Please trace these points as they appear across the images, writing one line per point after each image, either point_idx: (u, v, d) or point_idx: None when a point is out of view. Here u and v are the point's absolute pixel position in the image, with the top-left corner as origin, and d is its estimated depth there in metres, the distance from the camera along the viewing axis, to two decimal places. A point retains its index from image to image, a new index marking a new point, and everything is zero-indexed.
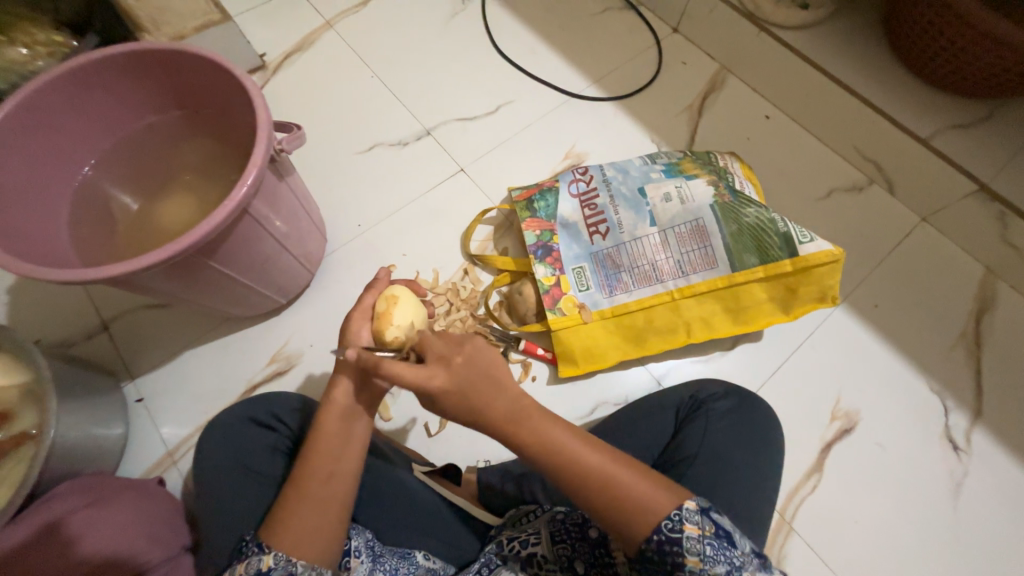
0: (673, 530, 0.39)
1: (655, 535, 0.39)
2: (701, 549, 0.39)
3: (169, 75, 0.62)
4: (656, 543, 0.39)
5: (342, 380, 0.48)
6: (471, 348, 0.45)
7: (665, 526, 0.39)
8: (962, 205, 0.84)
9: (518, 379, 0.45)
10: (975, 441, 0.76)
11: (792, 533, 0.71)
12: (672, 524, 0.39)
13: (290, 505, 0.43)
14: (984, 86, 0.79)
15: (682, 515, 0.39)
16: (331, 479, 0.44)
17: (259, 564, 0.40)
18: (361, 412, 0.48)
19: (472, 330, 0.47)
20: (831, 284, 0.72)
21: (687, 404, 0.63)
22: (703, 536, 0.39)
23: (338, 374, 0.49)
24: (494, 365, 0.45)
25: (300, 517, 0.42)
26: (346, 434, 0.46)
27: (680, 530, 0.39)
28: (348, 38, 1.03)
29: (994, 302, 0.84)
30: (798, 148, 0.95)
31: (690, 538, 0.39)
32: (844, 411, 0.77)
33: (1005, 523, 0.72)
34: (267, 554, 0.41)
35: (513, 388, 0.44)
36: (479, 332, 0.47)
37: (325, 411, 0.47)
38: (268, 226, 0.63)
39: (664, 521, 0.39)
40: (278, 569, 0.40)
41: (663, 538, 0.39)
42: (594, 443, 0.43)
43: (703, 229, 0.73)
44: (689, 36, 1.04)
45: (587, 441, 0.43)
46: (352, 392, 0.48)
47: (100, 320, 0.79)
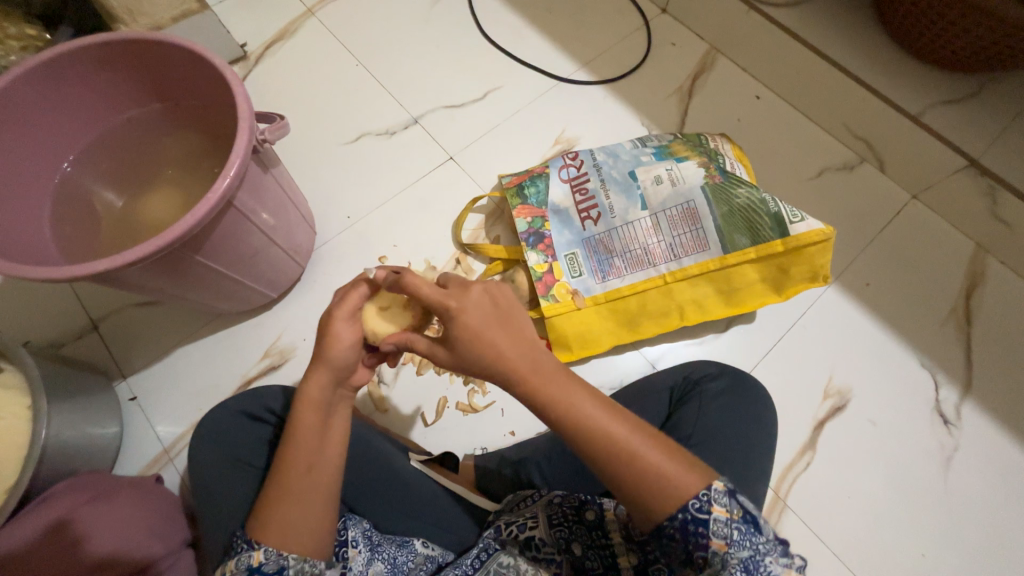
0: (700, 511, 0.39)
1: (681, 513, 0.39)
2: (727, 533, 0.39)
3: (146, 66, 0.61)
4: (680, 522, 0.39)
5: (314, 375, 0.46)
6: (465, 323, 0.43)
7: (692, 506, 0.39)
8: (952, 181, 0.84)
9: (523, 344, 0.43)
10: (965, 414, 0.77)
11: (786, 510, 0.72)
12: (701, 505, 0.39)
13: (275, 499, 0.43)
14: (974, 61, 0.78)
15: (712, 496, 0.39)
16: (311, 471, 0.43)
17: (249, 560, 0.41)
18: (337, 406, 0.47)
19: (459, 302, 0.44)
20: (822, 264, 0.72)
21: (681, 386, 0.63)
22: (730, 520, 0.39)
23: (310, 368, 0.47)
24: (492, 336, 0.43)
25: (285, 516, 0.42)
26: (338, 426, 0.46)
27: (708, 512, 0.39)
28: (331, 25, 1.01)
29: (983, 277, 0.85)
30: (789, 128, 0.95)
31: (718, 521, 0.39)
32: (836, 389, 0.78)
33: (993, 493, 0.73)
34: (255, 550, 0.41)
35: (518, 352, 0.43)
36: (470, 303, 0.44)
37: (299, 406, 0.45)
38: (255, 219, 0.62)
39: (692, 501, 0.39)
40: (269, 563, 0.41)
41: (689, 518, 0.39)
42: (610, 406, 0.43)
43: (694, 211, 0.73)
44: (678, 17, 1.02)
45: (602, 405, 0.42)
46: (329, 386, 0.46)
47: (89, 319, 0.78)
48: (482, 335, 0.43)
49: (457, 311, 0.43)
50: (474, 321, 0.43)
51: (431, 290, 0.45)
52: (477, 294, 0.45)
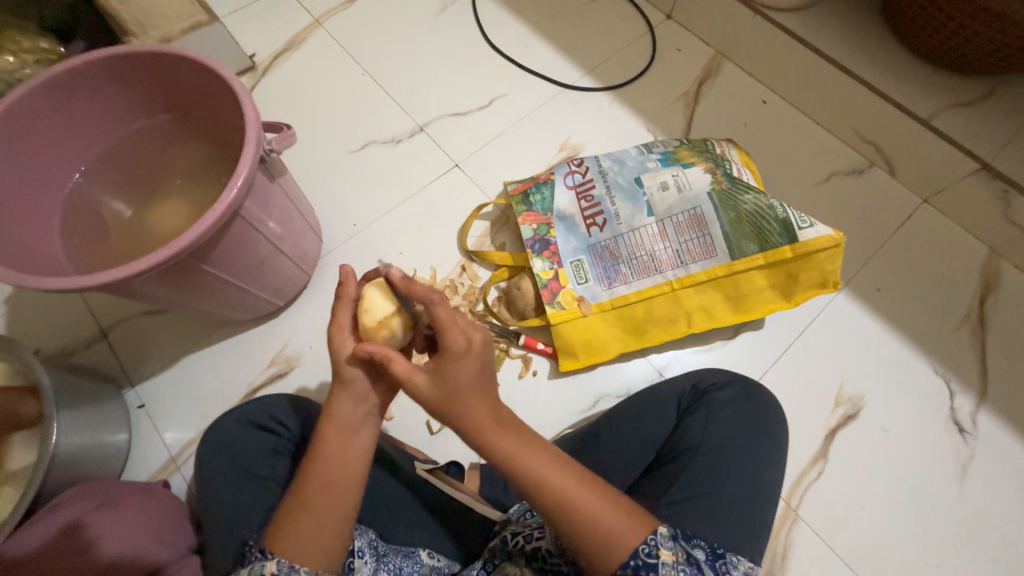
0: (649, 555, 0.41)
1: (632, 560, 0.40)
2: (675, 575, 0.41)
3: (156, 78, 0.61)
4: (633, 569, 0.40)
5: (338, 396, 0.46)
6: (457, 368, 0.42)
7: (641, 551, 0.41)
8: (964, 185, 0.83)
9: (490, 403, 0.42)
10: (981, 422, 0.75)
11: (798, 521, 0.71)
12: (649, 550, 0.41)
13: (287, 507, 0.43)
14: (984, 63, 0.77)
15: (658, 540, 0.41)
16: (328, 486, 0.43)
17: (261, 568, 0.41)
18: (361, 423, 0.46)
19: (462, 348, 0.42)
20: (832, 270, 0.71)
21: (689, 394, 0.62)
22: (676, 563, 0.41)
23: (334, 388, 0.46)
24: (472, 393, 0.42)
25: (298, 527, 0.42)
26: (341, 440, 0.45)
27: (657, 556, 0.41)
28: (338, 35, 1.02)
29: (997, 282, 0.83)
30: (796, 132, 0.94)
31: (665, 564, 0.41)
32: (848, 397, 0.77)
33: (1011, 504, 0.71)
34: (268, 560, 0.42)
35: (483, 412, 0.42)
36: (470, 351, 0.42)
37: (326, 423, 0.46)
38: (262, 228, 0.63)
39: (641, 546, 0.41)
40: (281, 575, 0.41)
41: (640, 563, 0.40)
42: (565, 461, 0.43)
43: (701, 218, 0.73)
44: (683, 23, 1.02)
45: (557, 462, 0.42)
46: (351, 405, 0.46)
47: (99, 327, 0.79)
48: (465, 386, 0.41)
49: (460, 352, 0.42)
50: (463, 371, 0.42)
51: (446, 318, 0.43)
52: (477, 341, 0.43)
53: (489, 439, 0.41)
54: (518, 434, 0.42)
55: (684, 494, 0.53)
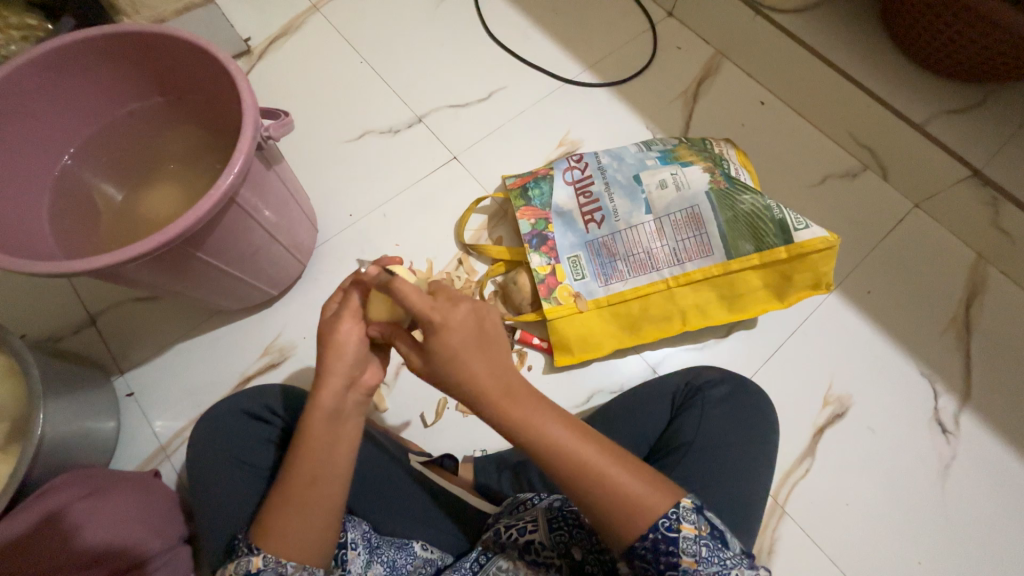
0: (671, 529, 0.40)
1: (652, 533, 0.40)
2: (696, 549, 0.40)
3: (150, 59, 0.60)
4: (652, 542, 0.40)
5: (326, 382, 0.45)
6: (445, 340, 0.41)
7: (663, 524, 0.40)
8: (955, 191, 0.84)
9: (496, 370, 0.42)
10: (963, 423, 0.77)
11: (785, 516, 0.72)
12: (670, 523, 0.40)
13: (282, 499, 0.43)
14: (978, 70, 0.78)
15: (680, 514, 0.41)
16: (315, 483, 0.43)
17: (248, 565, 0.42)
18: (349, 414, 0.46)
19: (444, 323, 0.42)
20: (825, 271, 0.72)
21: (684, 391, 0.63)
22: (698, 537, 0.41)
23: (320, 374, 0.45)
24: (469, 360, 0.42)
25: (286, 524, 0.42)
26: (336, 433, 0.45)
27: (677, 530, 0.40)
28: (336, 22, 1.00)
29: (983, 287, 0.85)
30: (793, 134, 0.95)
31: (687, 538, 0.40)
32: (836, 396, 0.78)
33: (989, 503, 0.73)
34: (255, 556, 0.42)
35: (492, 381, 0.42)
36: (452, 323, 0.42)
37: (312, 411, 0.44)
38: (257, 216, 0.62)
39: (662, 520, 0.40)
40: (268, 571, 0.42)
41: (660, 537, 0.40)
42: (583, 431, 0.43)
43: (699, 216, 0.73)
44: (684, 21, 1.02)
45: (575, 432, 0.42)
46: (340, 391, 0.45)
47: (87, 313, 0.78)
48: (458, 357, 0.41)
49: (442, 328, 0.41)
50: (453, 342, 0.41)
51: (418, 300, 0.42)
52: (463, 312, 0.43)
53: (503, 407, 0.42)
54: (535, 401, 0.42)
55: None
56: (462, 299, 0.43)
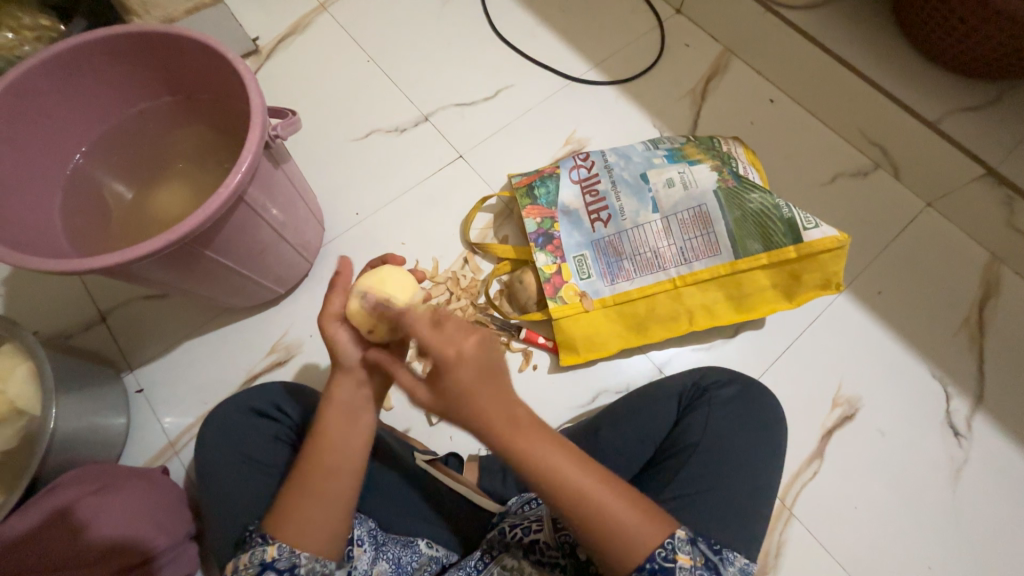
0: (667, 559, 0.41)
1: (648, 563, 0.41)
2: None
3: (160, 59, 0.61)
4: (648, 571, 0.41)
5: (339, 380, 0.46)
6: (456, 378, 0.39)
7: (659, 555, 0.41)
8: (969, 190, 0.83)
9: (508, 403, 0.40)
10: (976, 426, 0.76)
11: (792, 519, 0.72)
12: (667, 553, 0.41)
13: (295, 492, 0.44)
14: (995, 66, 0.77)
15: (676, 544, 0.42)
16: (331, 474, 0.43)
17: (264, 553, 0.43)
18: (364, 411, 0.46)
19: (453, 359, 0.39)
20: (835, 271, 0.71)
21: (690, 392, 0.62)
22: (693, 567, 0.42)
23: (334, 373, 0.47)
24: (481, 396, 0.39)
25: (303, 512, 0.43)
26: (357, 429, 0.46)
27: (673, 560, 0.41)
28: (343, 20, 1.01)
29: (997, 288, 0.83)
30: (803, 132, 0.94)
31: (682, 568, 0.42)
32: (845, 398, 0.77)
33: (1002, 506, 0.72)
34: (269, 546, 0.43)
35: (501, 413, 0.40)
36: (463, 362, 0.39)
37: (327, 407, 0.46)
38: (264, 215, 0.62)
39: (658, 550, 0.41)
40: (283, 559, 0.42)
41: (656, 567, 0.41)
42: (581, 459, 0.42)
43: (706, 215, 0.72)
44: (693, 18, 1.01)
45: (576, 460, 0.42)
46: (354, 388, 0.46)
47: (98, 311, 0.78)
48: (472, 394, 0.39)
49: (453, 364, 0.39)
50: (464, 380, 0.39)
51: (426, 332, 0.41)
52: (474, 345, 0.40)
53: (506, 440, 0.40)
54: (537, 437, 0.41)
55: (678, 492, 0.54)
56: (472, 330, 0.41)
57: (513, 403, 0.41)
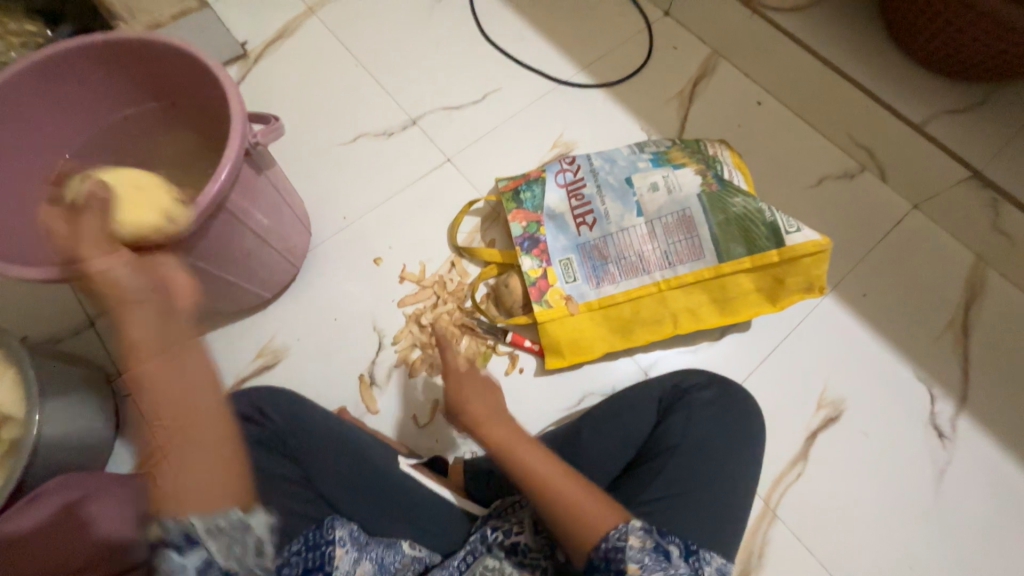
0: (618, 541, 0.43)
1: (603, 544, 0.43)
2: (641, 559, 0.43)
3: (144, 66, 0.61)
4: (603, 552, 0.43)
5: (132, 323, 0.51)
6: (456, 389, 0.52)
7: (612, 536, 0.44)
8: (954, 192, 0.83)
9: (492, 409, 0.52)
10: (960, 428, 0.76)
11: (776, 521, 0.72)
12: (619, 535, 0.44)
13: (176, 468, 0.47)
14: (979, 69, 0.77)
15: (628, 528, 0.44)
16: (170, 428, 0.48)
17: (151, 536, 0.42)
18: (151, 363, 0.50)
19: (459, 373, 0.53)
20: (817, 275, 0.71)
21: (670, 395, 0.63)
22: (644, 548, 0.43)
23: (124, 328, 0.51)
24: (471, 402, 0.52)
25: (188, 480, 0.46)
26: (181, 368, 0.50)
27: (625, 541, 0.43)
28: (332, 24, 1.01)
29: (982, 289, 0.84)
30: (790, 134, 0.94)
31: (633, 549, 0.43)
32: (830, 400, 0.78)
33: (984, 506, 0.73)
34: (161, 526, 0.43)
35: (483, 411, 0.51)
36: (465, 377, 0.53)
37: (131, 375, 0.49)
38: (247, 221, 0.62)
39: (612, 531, 0.44)
40: (177, 530, 0.42)
41: (609, 548, 0.43)
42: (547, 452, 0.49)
43: (689, 219, 0.73)
44: (681, 21, 1.01)
45: (542, 451, 0.49)
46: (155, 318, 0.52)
47: (86, 315, 0.79)
48: (462, 398, 0.52)
49: (458, 374, 0.53)
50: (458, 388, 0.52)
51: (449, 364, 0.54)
52: (477, 374, 0.54)
53: (482, 429, 0.50)
54: (511, 429, 0.50)
55: (657, 495, 0.54)
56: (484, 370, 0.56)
57: (496, 408, 0.52)
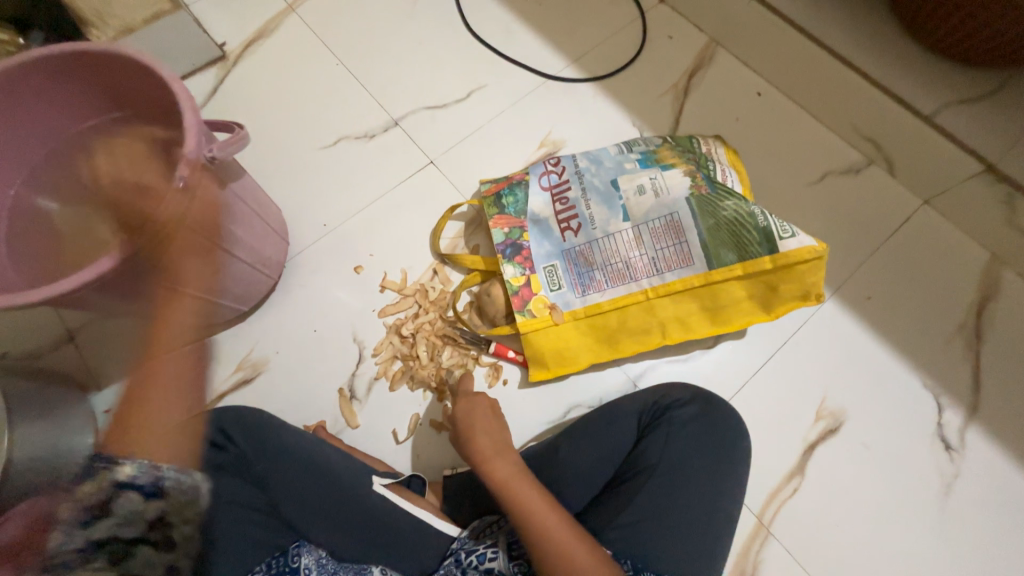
0: None
1: None
2: None
3: (102, 77, 0.59)
4: None
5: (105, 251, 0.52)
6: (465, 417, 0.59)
7: None
8: (966, 188, 0.78)
9: (498, 446, 0.55)
10: (969, 439, 0.72)
11: (770, 538, 0.69)
12: None
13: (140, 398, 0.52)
14: (996, 55, 0.71)
15: None
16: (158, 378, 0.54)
17: (118, 474, 0.45)
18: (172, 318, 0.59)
19: (470, 401, 0.60)
20: (814, 282, 0.67)
21: (651, 411, 0.59)
22: None
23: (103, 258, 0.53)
24: (479, 433, 0.57)
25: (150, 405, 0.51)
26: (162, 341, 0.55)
27: None
28: (312, 22, 0.97)
29: (997, 290, 0.79)
30: (791, 127, 0.89)
31: None
32: (830, 411, 0.74)
33: (992, 523, 0.69)
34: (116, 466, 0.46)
35: (490, 445, 0.55)
36: (475, 406, 0.60)
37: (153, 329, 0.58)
38: (212, 237, 0.60)
39: None
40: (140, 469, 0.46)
41: None
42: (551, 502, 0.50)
43: (678, 224, 0.69)
44: (677, 8, 0.96)
45: (547, 500, 0.49)
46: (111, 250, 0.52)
47: (66, 330, 0.78)
48: (473, 428, 0.57)
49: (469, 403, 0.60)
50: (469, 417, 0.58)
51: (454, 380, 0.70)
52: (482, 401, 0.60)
53: (487, 463, 0.54)
54: (515, 470, 0.53)
55: (632, 519, 0.52)
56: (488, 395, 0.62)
57: (503, 447, 0.55)
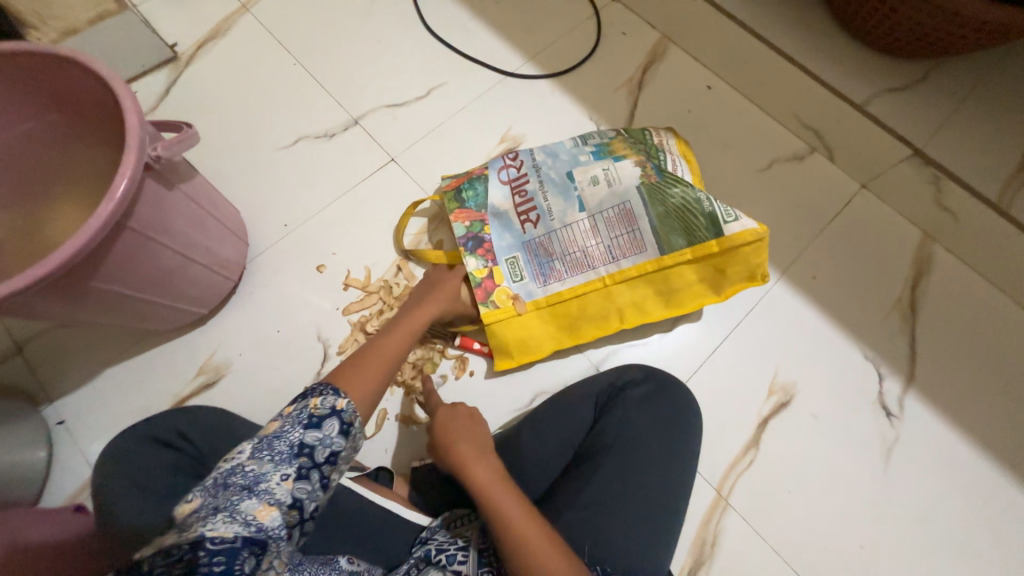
0: None
1: None
2: None
3: (43, 79, 0.56)
4: None
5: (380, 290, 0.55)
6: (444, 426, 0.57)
7: None
8: (899, 171, 0.83)
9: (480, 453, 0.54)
10: (907, 406, 0.77)
11: (728, 509, 0.73)
12: None
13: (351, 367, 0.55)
14: (919, 47, 0.77)
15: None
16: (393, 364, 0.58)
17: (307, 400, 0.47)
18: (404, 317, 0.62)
19: (452, 411, 0.59)
20: (759, 263, 0.70)
21: (607, 393, 0.62)
22: None
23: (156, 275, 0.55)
24: (459, 442, 0.55)
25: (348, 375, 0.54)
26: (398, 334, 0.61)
27: None
28: (267, 22, 0.96)
29: (929, 266, 0.84)
30: (740, 118, 0.93)
31: None
32: (781, 386, 0.78)
33: (929, 481, 0.74)
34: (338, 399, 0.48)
35: (471, 452, 0.54)
36: (454, 415, 0.58)
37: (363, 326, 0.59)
38: (162, 238, 0.59)
39: None
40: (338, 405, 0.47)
41: None
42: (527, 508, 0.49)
43: (630, 212, 0.72)
44: (629, 5, 0.99)
45: (525, 508, 0.49)
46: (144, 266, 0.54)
47: (13, 342, 0.75)
48: (452, 437, 0.56)
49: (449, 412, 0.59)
50: (449, 426, 0.57)
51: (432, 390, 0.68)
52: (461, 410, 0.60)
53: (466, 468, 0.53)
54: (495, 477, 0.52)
55: (591, 496, 0.54)
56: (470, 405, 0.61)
57: (484, 453, 0.55)
